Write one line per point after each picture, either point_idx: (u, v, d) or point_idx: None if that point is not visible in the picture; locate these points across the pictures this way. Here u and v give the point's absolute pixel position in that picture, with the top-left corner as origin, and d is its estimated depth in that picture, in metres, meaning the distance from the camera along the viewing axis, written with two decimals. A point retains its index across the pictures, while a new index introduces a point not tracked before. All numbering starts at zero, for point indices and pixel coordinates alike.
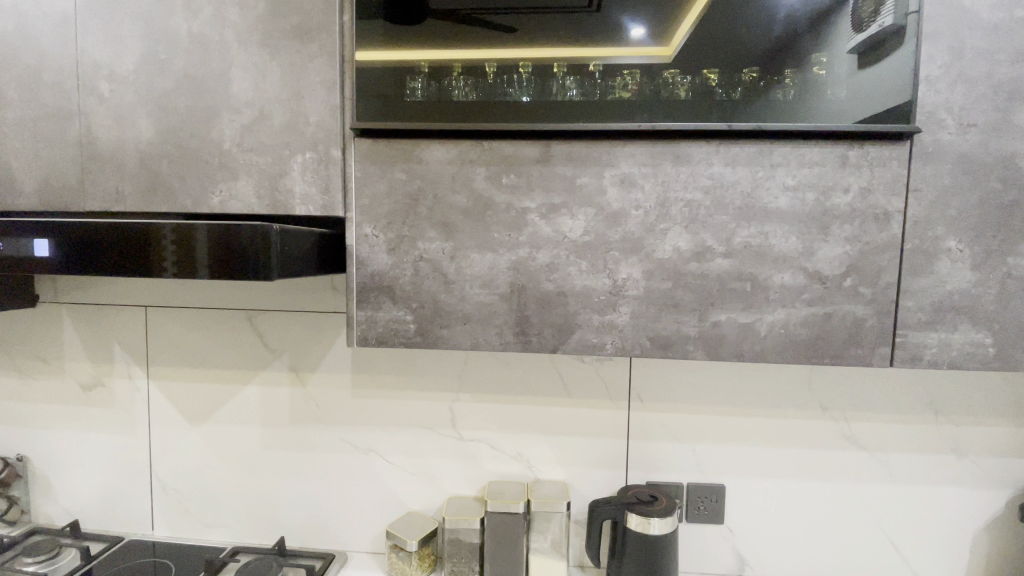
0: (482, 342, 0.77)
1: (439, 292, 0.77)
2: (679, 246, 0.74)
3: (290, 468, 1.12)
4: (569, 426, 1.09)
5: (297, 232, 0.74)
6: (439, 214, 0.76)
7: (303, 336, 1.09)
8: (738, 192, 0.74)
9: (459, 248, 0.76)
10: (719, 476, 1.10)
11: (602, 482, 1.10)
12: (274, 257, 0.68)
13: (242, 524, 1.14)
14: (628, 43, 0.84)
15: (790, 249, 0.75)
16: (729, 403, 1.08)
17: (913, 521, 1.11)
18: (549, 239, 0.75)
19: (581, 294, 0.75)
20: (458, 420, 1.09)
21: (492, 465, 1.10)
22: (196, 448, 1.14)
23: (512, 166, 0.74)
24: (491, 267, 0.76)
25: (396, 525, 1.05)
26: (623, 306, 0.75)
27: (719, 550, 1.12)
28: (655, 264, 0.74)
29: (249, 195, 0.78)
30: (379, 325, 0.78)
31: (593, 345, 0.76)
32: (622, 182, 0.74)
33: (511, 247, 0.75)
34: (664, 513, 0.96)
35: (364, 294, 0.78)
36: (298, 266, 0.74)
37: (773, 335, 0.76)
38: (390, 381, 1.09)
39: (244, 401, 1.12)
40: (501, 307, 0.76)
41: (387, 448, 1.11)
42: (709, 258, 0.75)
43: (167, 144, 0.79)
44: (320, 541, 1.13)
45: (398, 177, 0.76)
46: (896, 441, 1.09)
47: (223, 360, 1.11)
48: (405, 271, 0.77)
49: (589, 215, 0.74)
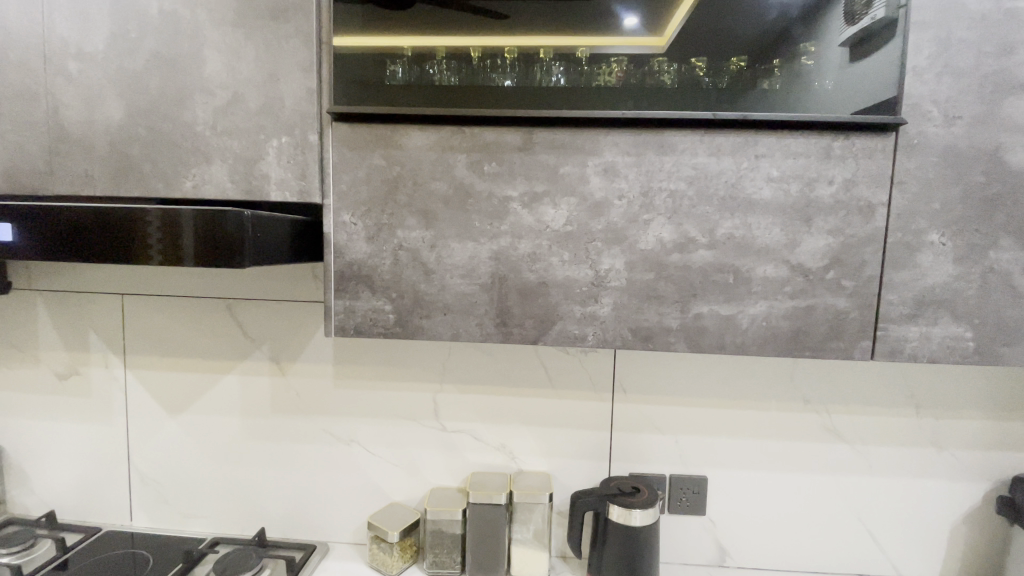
0: (463, 333, 0.76)
1: (419, 283, 0.76)
2: (663, 237, 0.73)
3: (270, 458, 1.11)
4: (553, 418, 1.08)
5: (272, 218, 0.72)
6: (419, 201, 0.74)
7: (283, 326, 1.07)
8: (722, 183, 0.73)
9: (439, 237, 0.74)
10: (702, 468, 1.10)
11: (585, 474, 1.10)
12: (248, 243, 0.66)
13: (223, 514, 1.13)
14: (621, 33, 0.81)
15: (773, 241, 0.74)
16: (713, 396, 1.08)
17: (890, 512, 1.12)
18: (532, 229, 0.74)
19: (563, 285, 0.74)
20: (441, 411, 1.09)
21: (475, 457, 1.10)
22: (175, 438, 1.12)
23: (494, 154, 0.73)
24: (472, 256, 0.74)
25: (378, 517, 1.05)
26: (605, 298, 0.74)
27: (700, 541, 1.13)
28: (638, 255, 0.74)
29: (224, 180, 0.76)
30: (358, 315, 0.77)
31: (575, 336, 0.75)
32: (606, 171, 0.73)
33: (492, 236, 0.74)
34: (646, 505, 0.96)
35: (342, 283, 0.76)
36: (274, 255, 0.73)
37: (755, 327, 0.75)
38: (373, 372, 1.08)
39: (223, 391, 1.10)
40: (482, 298, 0.75)
41: (370, 439, 1.10)
42: (692, 249, 0.74)
43: (138, 127, 0.76)
44: (300, 531, 1.12)
45: (377, 163, 0.74)
46: (877, 433, 1.10)
47: (202, 349, 1.09)
48: (384, 260, 0.76)
49: (572, 205, 0.73)
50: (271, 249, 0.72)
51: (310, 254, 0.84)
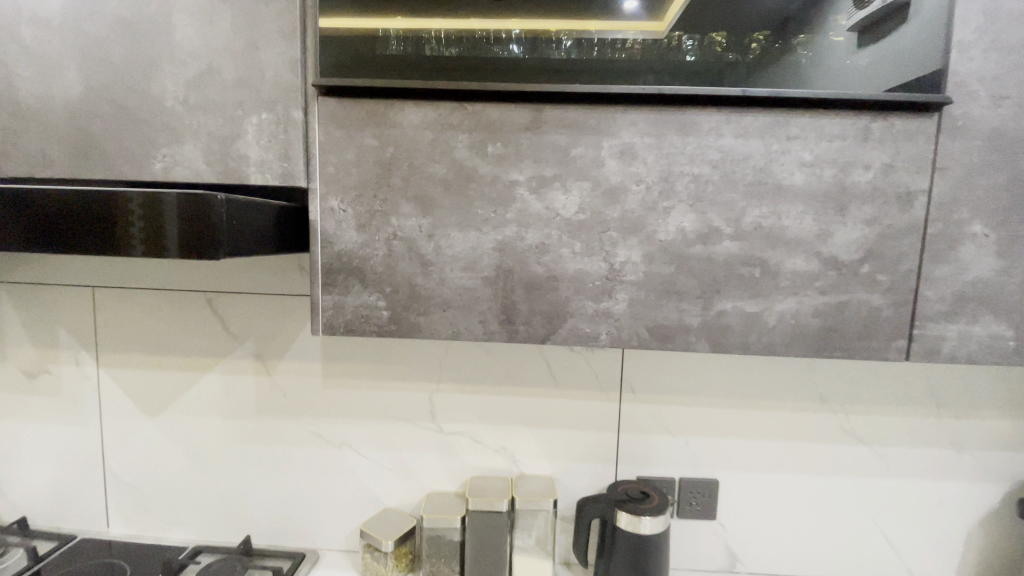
0: (464, 331, 0.69)
1: (415, 276, 0.69)
2: (684, 226, 0.67)
3: (256, 462, 1.04)
4: (557, 419, 1.02)
5: (250, 203, 0.64)
6: (415, 186, 0.67)
7: (269, 321, 1.00)
8: (749, 167, 0.66)
9: (438, 225, 0.67)
10: (713, 470, 1.04)
11: (590, 477, 1.04)
12: (221, 231, 0.58)
13: (206, 521, 1.06)
14: (618, 18, 0.74)
15: (804, 232, 0.68)
16: (725, 395, 1.02)
17: (908, 515, 1.07)
18: (540, 218, 0.67)
19: (575, 279, 0.68)
20: (437, 412, 1.02)
21: (474, 460, 1.04)
22: (153, 441, 1.05)
23: (498, 134, 0.66)
24: (474, 247, 0.67)
25: (370, 524, 0.98)
26: (620, 293, 0.68)
27: (711, 548, 1.07)
28: (656, 247, 0.67)
29: (198, 161, 0.68)
30: (348, 311, 0.70)
31: (587, 335, 0.69)
32: (623, 153, 0.65)
33: (496, 225, 0.67)
34: (657, 512, 0.91)
35: (330, 275, 0.69)
36: (252, 244, 0.65)
37: (783, 326, 0.69)
38: (364, 370, 1.01)
39: (204, 391, 1.03)
40: (485, 293, 0.68)
41: (361, 442, 1.03)
42: (715, 240, 0.67)
43: (101, 101, 0.68)
44: (288, 538, 1.05)
45: (368, 143, 0.67)
46: (896, 435, 1.05)
47: (181, 345, 1.02)
48: (377, 251, 0.68)
49: (585, 190, 0.66)
50: (249, 238, 0.64)
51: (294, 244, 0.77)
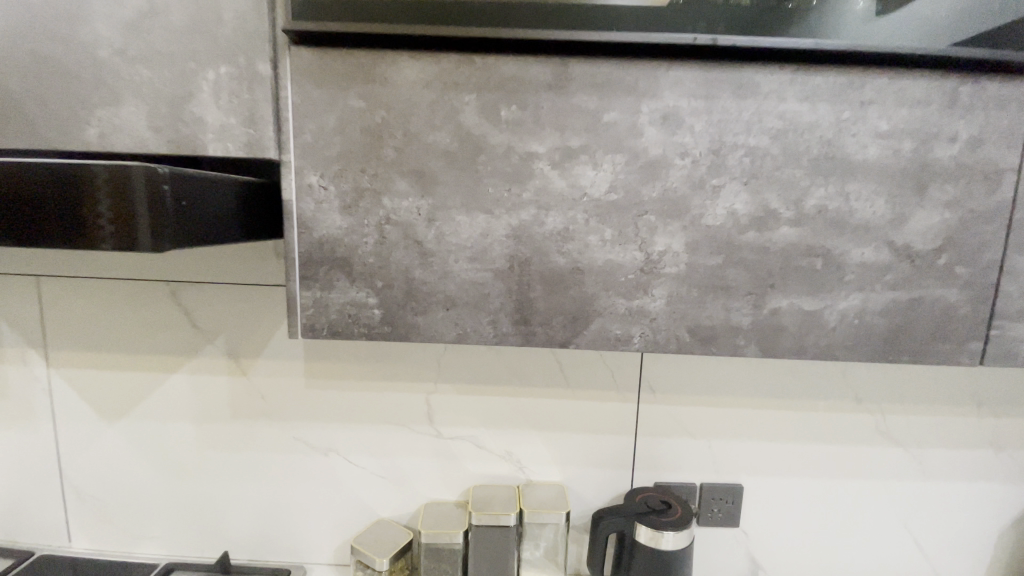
0: (471, 334, 0.58)
1: (412, 269, 0.57)
2: (736, 209, 0.56)
3: (233, 471, 0.93)
4: (568, 422, 0.92)
5: (199, 176, 0.51)
6: (412, 158, 0.55)
7: (242, 314, 0.88)
8: (813, 138, 0.56)
9: (440, 207, 0.56)
10: (736, 475, 0.96)
11: (604, 484, 0.95)
12: (149, 216, 0.45)
13: (179, 535, 0.95)
14: None
15: (873, 216, 0.57)
16: (752, 394, 0.93)
17: (942, 523, 0.97)
18: (564, 198, 0.55)
19: (604, 273, 0.56)
20: (435, 415, 0.92)
21: (476, 467, 0.94)
22: (115, 449, 0.93)
23: (514, 94, 0.53)
24: (484, 234, 0.56)
25: (362, 539, 0.88)
26: (657, 289, 0.57)
27: (730, 557, 0.98)
28: (702, 234, 0.56)
29: (142, 126, 0.55)
30: (332, 310, 0.58)
31: (617, 338, 0.58)
32: (665, 120, 0.54)
33: (510, 208, 0.55)
34: (679, 526, 0.82)
35: (310, 268, 0.58)
36: (202, 231, 0.52)
37: (844, 327, 0.59)
38: (353, 370, 0.90)
39: (172, 393, 0.91)
40: (496, 289, 0.57)
41: (351, 448, 0.93)
42: (770, 226, 0.57)
43: (16, 49, 0.55)
44: (271, 553, 0.95)
45: (354, 105, 0.54)
46: (942, 436, 0.95)
47: (143, 342, 0.90)
48: (366, 238, 0.57)
49: (619, 165, 0.54)
50: (197, 224, 0.51)
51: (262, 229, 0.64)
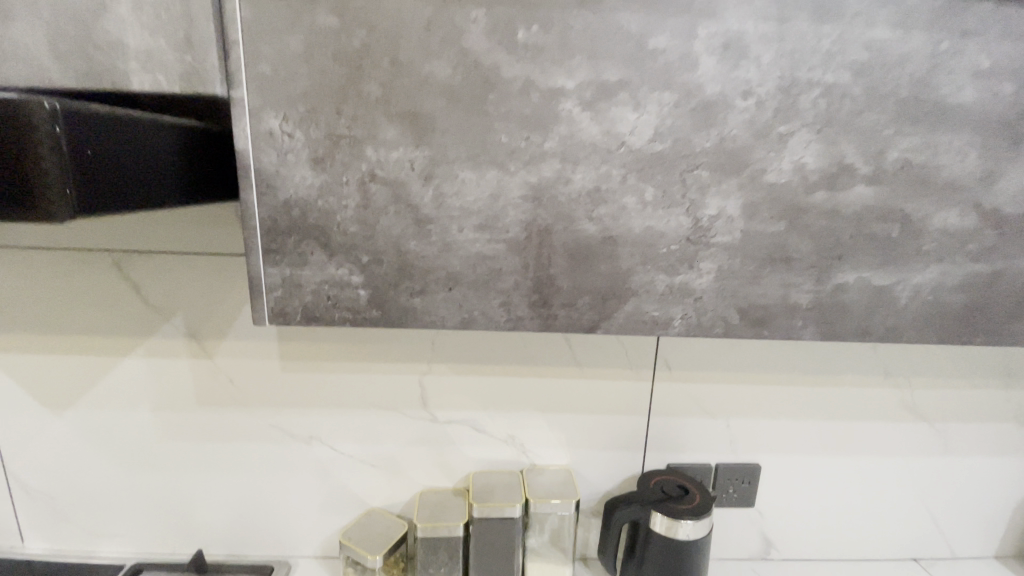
0: (478, 319, 0.48)
1: (406, 239, 0.46)
2: (804, 164, 0.46)
3: (204, 462, 0.84)
4: (576, 403, 0.84)
5: (123, 116, 0.40)
6: (403, 97, 0.43)
7: (203, 290, 0.76)
8: (902, 75, 0.45)
9: (440, 160, 0.44)
10: (753, 454, 0.90)
11: (613, 466, 0.88)
12: (45, 163, 0.34)
13: (147, 531, 0.86)
14: None
15: (962, 174, 0.48)
16: (775, 370, 0.85)
17: (963, 499, 0.93)
18: (597, 149, 0.44)
19: (642, 243, 0.46)
20: (429, 398, 0.82)
21: (474, 452, 0.86)
22: (66, 441, 0.82)
23: (535, 11, 0.41)
24: (494, 196, 0.45)
25: (351, 534, 0.80)
26: (705, 262, 0.47)
27: (743, 536, 0.94)
28: (762, 195, 0.46)
29: (38, 51, 0.40)
30: (307, 291, 0.47)
31: (655, 322, 0.48)
32: (726, 48, 0.42)
33: (529, 162, 0.44)
34: (697, 514, 0.76)
35: (276, 239, 0.46)
36: (119, 197, 0.40)
37: (916, 305, 0.50)
38: (335, 351, 0.79)
39: (126, 379, 0.80)
40: (510, 264, 0.46)
41: (335, 435, 0.83)
42: (842, 184, 0.47)
43: None
44: (252, 547, 0.87)
45: (325, 23, 0.41)
46: (971, 411, 0.89)
47: (86, 322, 0.77)
48: (346, 200, 0.45)
49: (666, 106, 0.43)
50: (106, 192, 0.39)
51: (211, 191, 0.52)
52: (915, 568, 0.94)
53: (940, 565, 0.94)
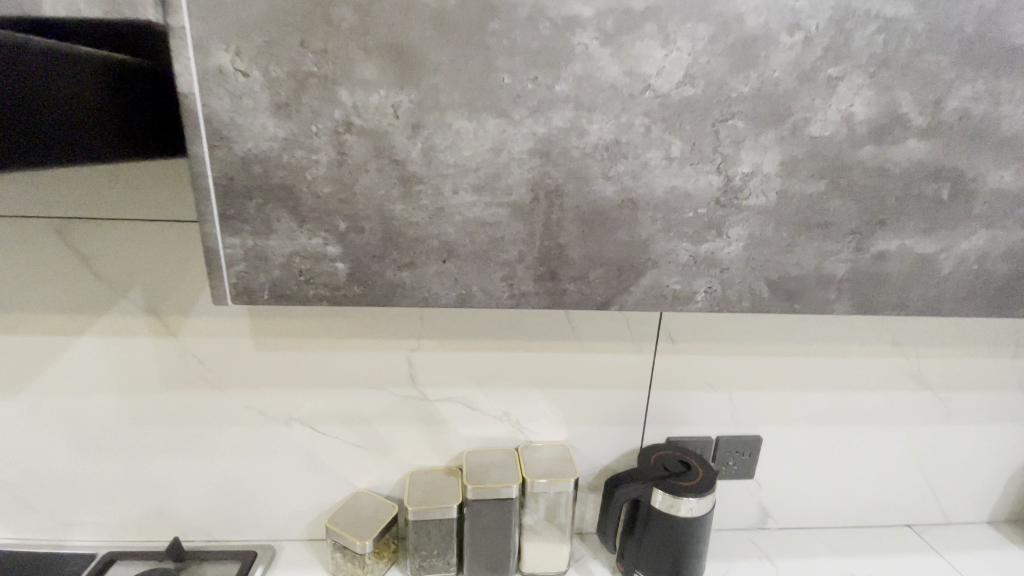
0: (477, 295, 0.42)
1: (390, 203, 0.39)
2: (852, 113, 0.40)
3: (177, 446, 0.78)
4: (575, 378, 0.80)
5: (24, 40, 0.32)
6: (385, 27, 0.35)
7: (160, 262, 0.68)
8: (970, 8, 0.39)
9: (430, 107, 0.37)
10: (755, 427, 0.87)
11: (612, 441, 0.84)
12: None
13: (119, 519, 0.81)
14: None
15: None
16: (782, 341, 0.81)
17: (960, 466, 0.92)
18: (617, 93, 0.37)
19: (666, 207, 0.40)
20: (418, 376, 0.77)
21: (467, 430, 0.81)
22: (20, 427, 0.75)
23: None
24: (495, 150, 0.38)
25: (338, 518, 0.76)
26: (735, 228, 0.41)
27: (741, 507, 0.92)
28: (804, 149, 0.40)
29: None
30: (274, 264, 0.40)
31: (676, 296, 0.43)
32: None
33: (537, 109, 0.37)
34: (699, 492, 0.73)
35: (235, 202, 0.39)
36: (30, 144, 0.32)
37: (959, 275, 0.46)
38: (314, 327, 0.73)
39: (83, 361, 0.72)
40: (512, 232, 0.40)
41: (317, 416, 0.78)
42: (892, 137, 0.41)
43: None
44: (233, 532, 0.82)
45: None
46: (976, 379, 0.87)
47: (31, 298, 0.69)
48: (318, 155, 0.38)
49: (700, 43, 0.36)
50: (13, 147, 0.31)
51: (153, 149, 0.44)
52: (909, 533, 0.94)
53: (933, 531, 0.94)
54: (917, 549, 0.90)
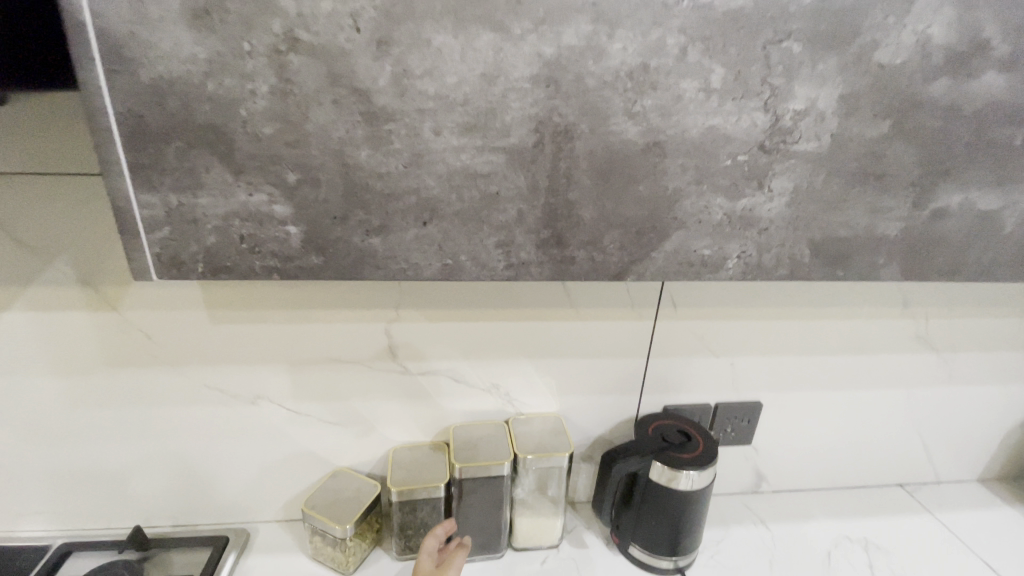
0: (466, 265, 0.36)
1: (353, 146, 0.32)
2: (927, 37, 0.33)
3: (131, 429, 0.70)
4: (568, 347, 0.73)
5: None
6: None
7: (57, 223, 0.57)
8: None
9: (403, 17, 0.30)
10: (756, 392, 0.83)
11: (606, 412, 0.79)
12: None
13: (73, 507, 0.73)
14: None
15: None
16: (789, 304, 0.76)
17: (955, 427, 0.91)
18: (647, 4, 0.31)
19: (699, 151, 0.35)
20: (398, 349, 0.70)
21: (455, 404, 0.75)
22: None
23: None
24: (488, 76, 0.32)
25: (315, 501, 0.70)
26: (778, 180, 0.36)
27: (736, 472, 0.90)
28: (865, 82, 0.34)
29: None
30: (207, 229, 0.33)
31: (704, 263, 0.38)
32: None
33: (543, 24, 0.31)
34: (700, 465, 0.69)
35: (147, 148, 0.31)
36: None
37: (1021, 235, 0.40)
38: (279, 298, 0.65)
39: (10, 338, 0.63)
40: (510, 186, 0.34)
41: (286, 394, 0.70)
42: (970, 69, 0.34)
43: None
44: (204, 516, 0.76)
45: None
46: (983, 340, 0.84)
47: None
48: (254, 83, 0.31)
49: None
50: None
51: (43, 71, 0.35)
52: (901, 494, 0.93)
53: (925, 489, 0.94)
54: (910, 509, 0.89)
